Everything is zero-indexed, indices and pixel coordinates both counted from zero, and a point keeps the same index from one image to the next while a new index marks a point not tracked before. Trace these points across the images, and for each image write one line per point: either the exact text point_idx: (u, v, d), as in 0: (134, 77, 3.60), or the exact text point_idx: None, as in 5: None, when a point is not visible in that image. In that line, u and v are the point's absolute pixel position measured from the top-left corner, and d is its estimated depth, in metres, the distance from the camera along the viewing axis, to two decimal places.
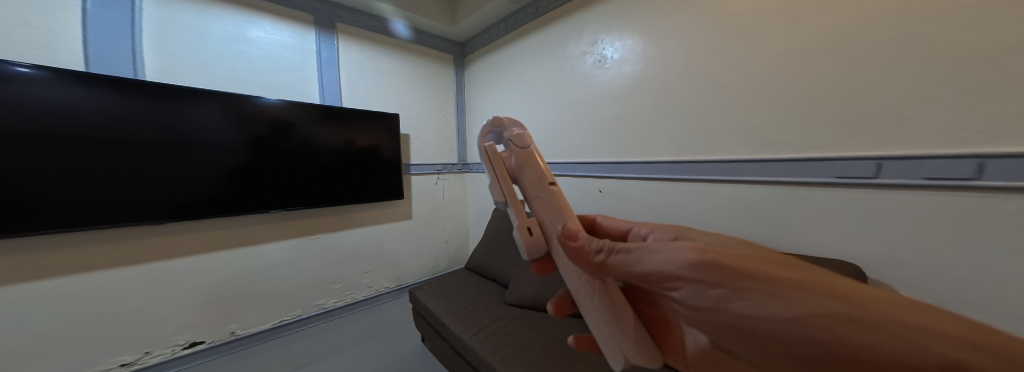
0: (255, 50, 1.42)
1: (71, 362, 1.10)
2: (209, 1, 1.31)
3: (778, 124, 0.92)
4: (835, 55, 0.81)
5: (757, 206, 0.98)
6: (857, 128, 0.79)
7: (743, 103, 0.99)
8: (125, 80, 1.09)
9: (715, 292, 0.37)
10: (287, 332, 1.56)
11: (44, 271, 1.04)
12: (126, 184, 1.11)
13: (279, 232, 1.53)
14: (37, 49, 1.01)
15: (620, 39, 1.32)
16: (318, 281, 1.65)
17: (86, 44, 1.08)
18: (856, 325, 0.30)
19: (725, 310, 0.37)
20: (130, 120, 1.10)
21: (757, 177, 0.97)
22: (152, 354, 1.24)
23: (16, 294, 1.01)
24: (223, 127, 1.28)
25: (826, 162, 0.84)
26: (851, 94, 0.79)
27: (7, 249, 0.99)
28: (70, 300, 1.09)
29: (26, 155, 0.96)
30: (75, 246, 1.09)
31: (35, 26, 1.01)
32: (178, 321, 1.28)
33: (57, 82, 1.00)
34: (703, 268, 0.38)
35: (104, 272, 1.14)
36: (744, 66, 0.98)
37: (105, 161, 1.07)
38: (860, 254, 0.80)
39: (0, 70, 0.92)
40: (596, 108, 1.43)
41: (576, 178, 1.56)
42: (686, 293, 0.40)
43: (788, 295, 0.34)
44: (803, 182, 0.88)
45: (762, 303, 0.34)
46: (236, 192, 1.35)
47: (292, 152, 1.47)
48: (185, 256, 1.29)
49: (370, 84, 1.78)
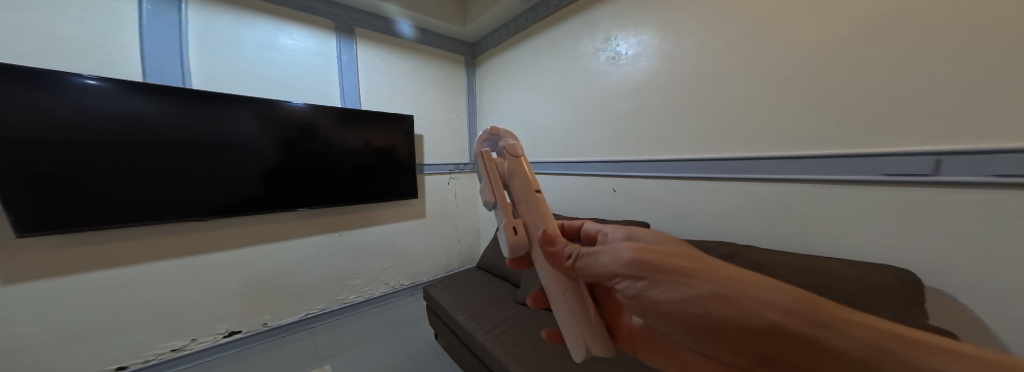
0: (283, 56, 1.51)
1: (131, 346, 1.22)
2: (243, 13, 1.41)
3: (812, 119, 0.86)
4: (876, 43, 0.75)
5: (787, 206, 0.91)
6: (903, 121, 0.72)
7: (770, 96, 0.93)
8: (175, 88, 1.19)
9: (640, 284, 0.45)
10: (313, 324, 1.65)
11: (109, 261, 1.17)
12: (177, 183, 1.23)
13: (305, 229, 1.62)
14: (103, 62, 1.12)
15: (634, 34, 1.28)
16: (339, 276, 1.74)
17: (143, 55, 1.19)
18: (725, 304, 0.40)
19: (647, 297, 0.45)
20: (180, 125, 1.21)
21: (786, 175, 0.91)
22: (197, 341, 1.35)
23: (87, 281, 1.14)
24: (255, 131, 1.38)
25: (870, 158, 0.76)
26: (895, 85, 0.73)
27: (79, 241, 1.13)
28: (129, 288, 1.21)
29: (97, 158, 1.09)
30: (134, 240, 1.21)
31: (101, 41, 1.12)
32: (219, 311, 1.39)
33: (118, 92, 1.11)
34: (632, 265, 0.46)
35: (157, 264, 1.26)
36: (772, 57, 0.92)
37: (160, 162, 1.19)
38: (906, 259, 0.73)
39: (75, 83, 1.04)
40: (609, 105, 1.40)
41: (588, 177, 1.53)
42: (621, 286, 0.47)
43: (687, 283, 0.42)
44: (842, 180, 0.80)
45: (671, 291, 0.43)
46: (268, 191, 1.44)
47: (317, 154, 1.56)
48: (224, 250, 1.40)
49: (386, 86, 1.84)
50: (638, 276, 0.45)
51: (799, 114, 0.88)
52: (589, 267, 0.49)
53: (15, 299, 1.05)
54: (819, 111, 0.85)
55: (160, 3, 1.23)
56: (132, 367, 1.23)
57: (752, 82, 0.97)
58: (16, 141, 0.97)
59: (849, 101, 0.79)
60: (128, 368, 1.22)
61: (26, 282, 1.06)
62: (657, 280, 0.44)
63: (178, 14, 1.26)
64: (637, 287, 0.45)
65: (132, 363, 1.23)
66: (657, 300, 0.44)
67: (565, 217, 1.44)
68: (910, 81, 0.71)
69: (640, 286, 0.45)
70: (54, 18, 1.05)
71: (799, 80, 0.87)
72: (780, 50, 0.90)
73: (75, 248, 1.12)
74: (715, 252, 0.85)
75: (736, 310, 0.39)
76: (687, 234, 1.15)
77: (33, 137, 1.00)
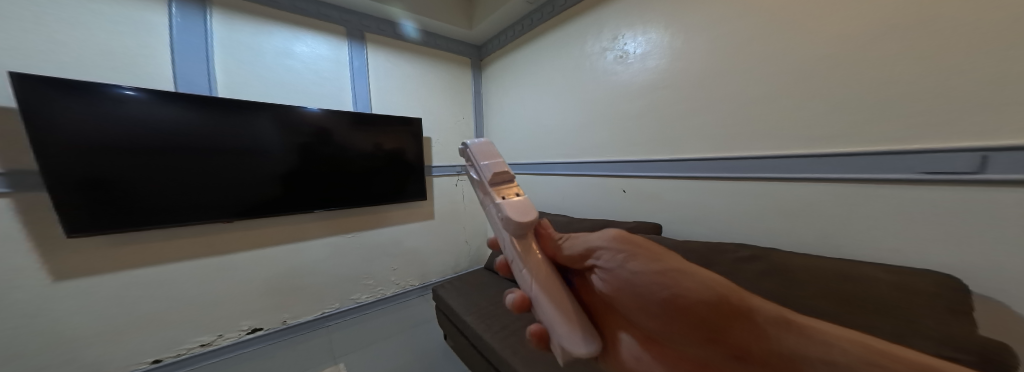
0: (299, 63, 1.56)
1: (164, 341, 1.29)
2: (261, 23, 1.47)
3: (837, 115, 0.81)
4: (910, 33, 0.70)
5: (812, 207, 0.86)
6: (942, 115, 0.68)
7: (791, 91, 0.89)
8: (204, 97, 1.26)
9: (619, 257, 0.38)
10: (329, 322, 1.69)
11: (143, 261, 1.24)
12: (207, 187, 1.30)
13: (321, 230, 1.67)
14: (138, 73, 1.19)
15: (643, 32, 1.25)
16: (353, 276, 1.77)
17: (174, 65, 1.26)
18: (695, 280, 0.33)
19: (622, 273, 0.37)
20: (209, 132, 1.28)
21: (811, 174, 0.86)
22: (224, 337, 1.41)
23: (123, 280, 1.21)
24: (275, 136, 1.43)
25: (905, 156, 0.71)
26: (932, 76, 0.68)
27: (116, 242, 1.19)
28: (161, 286, 1.28)
29: (136, 164, 1.16)
30: (164, 241, 1.28)
31: (136, 53, 1.19)
32: (243, 309, 1.45)
33: (153, 102, 1.17)
34: (613, 239, 0.40)
35: (186, 263, 1.32)
36: (793, 50, 0.88)
37: (191, 167, 1.26)
38: (945, 264, 0.68)
39: (114, 94, 1.11)
40: (617, 104, 1.38)
41: (597, 177, 1.51)
42: (601, 262, 0.40)
43: (660, 254, 0.36)
44: (875, 179, 0.75)
45: (643, 263, 0.35)
46: (287, 193, 1.50)
47: (331, 157, 1.60)
48: (247, 250, 1.46)
49: (396, 90, 1.88)
50: (614, 248, 0.39)
51: (824, 108, 0.83)
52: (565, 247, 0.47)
53: (62, 295, 1.12)
54: (846, 106, 0.79)
55: (187, 15, 1.29)
56: (166, 360, 1.29)
57: (772, 77, 0.92)
58: (65, 150, 1.05)
59: (884, 94, 0.74)
60: (163, 361, 1.29)
61: (71, 280, 1.13)
62: (632, 252, 0.37)
63: (204, 25, 1.32)
64: (612, 261, 0.39)
65: (167, 356, 1.30)
66: (629, 274, 0.36)
67: (573, 218, 1.43)
68: (954, 72, 0.66)
69: (615, 259, 0.38)
70: (95, 33, 1.13)
71: (825, 73, 0.83)
72: (803, 42, 0.86)
73: (114, 248, 1.19)
74: (733, 255, 0.81)
75: (696, 283, 0.32)
76: (702, 236, 1.11)
77: (80, 146, 1.07)
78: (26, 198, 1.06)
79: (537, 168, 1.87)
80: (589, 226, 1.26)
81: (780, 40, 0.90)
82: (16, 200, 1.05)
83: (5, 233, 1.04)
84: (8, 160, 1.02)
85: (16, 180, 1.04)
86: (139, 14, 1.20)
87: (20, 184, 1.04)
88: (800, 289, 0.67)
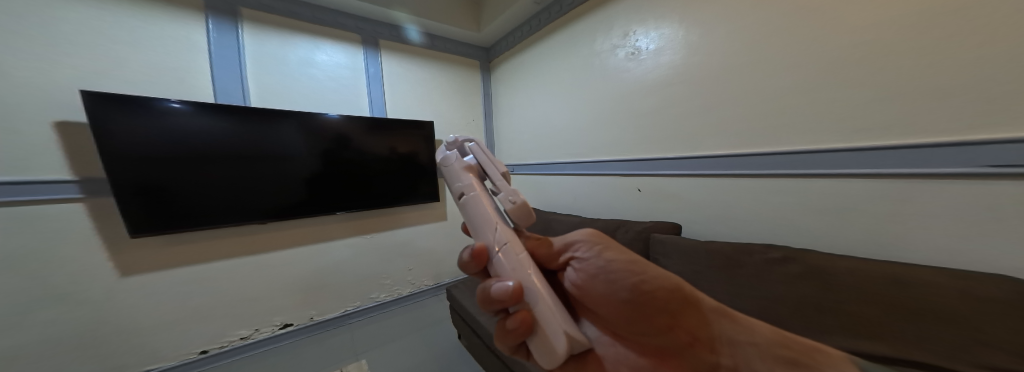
0: (321, 71, 1.63)
1: (208, 334, 1.38)
2: (287, 35, 1.55)
3: (877, 106, 0.74)
4: (969, 12, 0.63)
5: (852, 205, 0.78)
6: (1008, 100, 0.60)
7: (827, 80, 0.81)
8: (240, 108, 1.35)
9: (596, 249, 0.54)
10: (351, 320, 1.76)
11: (189, 259, 1.34)
12: (242, 191, 1.40)
13: (343, 232, 1.74)
14: (184, 86, 1.29)
15: (655, 28, 1.21)
16: (373, 276, 1.83)
17: (214, 79, 1.36)
18: (652, 269, 0.51)
19: (599, 261, 0.52)
20: (244, 140, 1.37)
21: (852, 170, 0.78)
22: (259, 331, 1.50)
23: (175, 277, 1.31)
24: (301, 142, 1.51)
25: (964, 147, 0.64)
26: (996, 58, 0.61)
27: (169, 241, 1.29)
28: (206, 283, 1.37)
29: (182, 171, 1.26)
30: (207, 240, 1.37)
31: (182, 68, 1.29)
32: (277, 305, 1.54)
33: (196, 113, 1.27)
34: (588, 235, 0.56)
35: (226, 262, 1.42)
36: (826, 38, 0.81)
37: (229, 173, 1.36)
38: (1002, 267, 0.61)
39: (164, 108, 1.20)
40: (629, 101, 1.35)
41: (610, 177, 1.47)
42: (579, 254, 0.54)
43: (628, 252, 0.53)
44: (935, 173, 0.67)
45: (616, 254, 0.52)
46: (312, 197, 1.57)
47: (352, 161, 1.67)
48: (278, 250, 1.55)
49: (410, 95, 1.92)
50: (591, 242, 0.55)
51: (869, 97, 0.75)
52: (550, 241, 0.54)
53: (128, 289, 1.23)
54: (893, 94, 0.72)
55: (222, 30, 1.38)
56: (213, 351, 1.39)
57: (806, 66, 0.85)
58: (120, 159, 1.13)
59: (942, 78, 0.66)
60: (210, 351, 1.39)
61: (135, 276, 1.24)
62: (611, 248, 0.53)
63: (237, 41, 1.41)
64: (589, 252, 0.54)
65: (213, 347, 1.40)
66: (604, 261, 0.52)
67: (586, 218, 1.40)
68: None
69: (592, 250, 0.54)
70: (147, 51, 1.23)
71: (870, 59, 0.75)
72: (844, 26, 0.78)
73: (168, 247, 1.29)
74: (763, 256, 0.74)
75: (666, 279, 0.50)
76: (723, 236, 1.06)
77: (131, 155, 1.15)
78: (97, 202, 1.16)
79: (548, 168, 1.85)
80: (603, 226, 1.23)
81: (814, 26, 0.83)
82: (89, 204, 1.15)
83: (81, 234, 1.15)
84: (82, 168, 1.13)
85: (89, 187, 1.15)
86: (180, 32, 1.30)
87: (92, 190, 1.15)
88: (845, 293, 0.61)
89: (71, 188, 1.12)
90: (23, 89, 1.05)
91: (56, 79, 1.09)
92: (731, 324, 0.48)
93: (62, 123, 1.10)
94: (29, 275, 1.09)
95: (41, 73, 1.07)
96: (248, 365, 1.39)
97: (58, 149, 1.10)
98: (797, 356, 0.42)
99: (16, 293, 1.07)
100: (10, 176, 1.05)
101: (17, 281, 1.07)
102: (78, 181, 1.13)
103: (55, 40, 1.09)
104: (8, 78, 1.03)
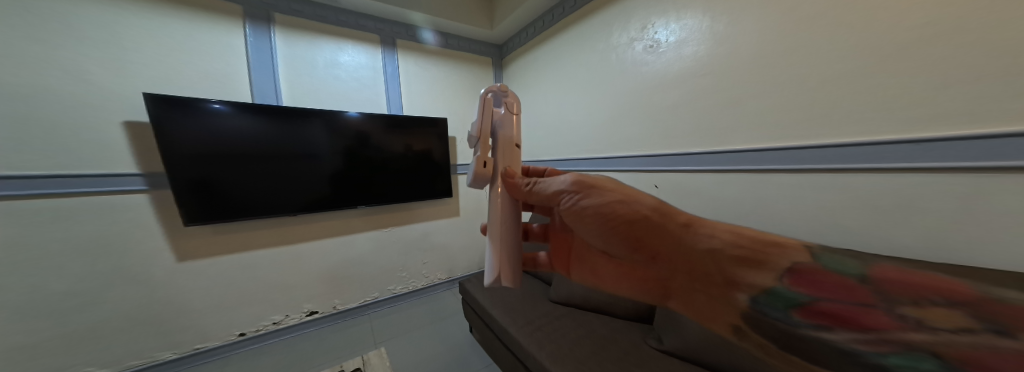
0: (344, 72, 1.71)
1: (246, 317, 1.50)
2: (314, 37, 1.62)
3: (931, 99, 0.69)
4: None
5: (915, 201, 0.71)
6: None
7: (873, 68, 0.76)
8: (269, 108, 1.42)
9: (578, 196, 0.56)
10: (370, 310, 1.84)
11: (234, 247, 1.46)
12: (272, 187, 1.48)
13: (364, 225, 1.81)
14: (227, 88, 1.40)
15: (677, 19, 1.16)
16: (391, 268, 1.90)
17: (252, 81, 1.46)
18: (626, 204, 0.52)
19: (582, 207, 0.55)
20: (278, 138, 1.46)
21: (897, 164, 0.73)
22: (290, 317, 1.61)
23: (224, 262, 1.44)
24: (327, 141, 1.59)
25: (1004, 139, 0.61)
26: None
27: (218, 230, 1.42)
28: (247, 269, 1.49)
29: (224, 167, 1.36)
30: (248, 230, 1.49)
31: (225, 71, 1.40)
32: (305, 292, 1.65)
33: (234, 113, 1.35)
34: (570, 183, 0.57)
35: (264, 251, 1.53)
36: (872, 26, 0.75)
37: (265, 170, 1.45)
38: None
39: (210, 109, 1.30)
40: (649, 95, 1.30)
41: (628, 173, 1.43)
42: (566, 203, 0.57)
43: (606, 192, 0.54)
44: (965, 167, 0.65)
45: (592, 199, 0.54)
46: (335, 192, 1.65)
47: (372, 158, 1.73)
48: (309, 240, 1.65)
49: (426, 93, 1.98)
50: (575, 190, 0.56)
51: (921, 89, 0.70)
52: (539, 188, 0.60)
53: (184, 274, 1.36)
54: (947, 82, 0.67)
55: (257, 34, 1.47)
56: (249, 334, 1.51)
57: (853, 55, 0.78)
58: (183, 157, 1.26)
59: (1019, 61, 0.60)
60: (247, 334, 1.51)
61: (191, 261, 1.36)
62: (586, 192, 0.55)
63: (271, 45, 1.51)
64: (572, 200, 0.56)
65: (249, 330, 1.51)
66: (585, 208, 0.55)
67: None
68: None
69: (574, 198, 0.56)
70: (195, 55, 1.33)
71: (925, 46, 0.69)
72: (900, 7, 0.72)
73: (216, 236, 1.41)
74: None
75: (629, 207, 0.52)
76: None
77: (191, 153, 1.28)
78: (159, 194, 1.29)
79: (562, 165, 1.84)
80: None
81: (862, 10, 0.76)
82: (153, 195, 1.28)
83: (144, 222, 1.27)
84: (147, 164, 1.26)
85: (153, 180, 1.27)
86: (223, 38, 1.40)
87: (155, 183, 1.28)
88: None
89: (136, 181, 1.25)
90: (96, 92, 1.17)
91: (127, 83, 1.21)
92: (700, 236, 0.47)
93: (130, 123, 1.22)
94: (100, 259, 1.21)
95: (114, 79, 1.19)
96: (277, 351, 1.49)
97: (126, 146, 1.22)
98: (752, 254, 0.43)
99: (89, 275, 1.20)
100: (83, 170, 1.16)
101: (91, 264, 1.20)
102: (143, 175, 1.26)
103: (122, 49, 1.21)
104: (89, 83, 1.16)
